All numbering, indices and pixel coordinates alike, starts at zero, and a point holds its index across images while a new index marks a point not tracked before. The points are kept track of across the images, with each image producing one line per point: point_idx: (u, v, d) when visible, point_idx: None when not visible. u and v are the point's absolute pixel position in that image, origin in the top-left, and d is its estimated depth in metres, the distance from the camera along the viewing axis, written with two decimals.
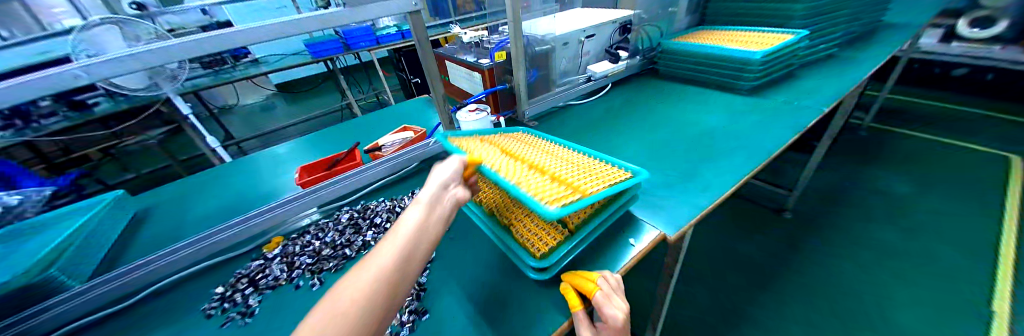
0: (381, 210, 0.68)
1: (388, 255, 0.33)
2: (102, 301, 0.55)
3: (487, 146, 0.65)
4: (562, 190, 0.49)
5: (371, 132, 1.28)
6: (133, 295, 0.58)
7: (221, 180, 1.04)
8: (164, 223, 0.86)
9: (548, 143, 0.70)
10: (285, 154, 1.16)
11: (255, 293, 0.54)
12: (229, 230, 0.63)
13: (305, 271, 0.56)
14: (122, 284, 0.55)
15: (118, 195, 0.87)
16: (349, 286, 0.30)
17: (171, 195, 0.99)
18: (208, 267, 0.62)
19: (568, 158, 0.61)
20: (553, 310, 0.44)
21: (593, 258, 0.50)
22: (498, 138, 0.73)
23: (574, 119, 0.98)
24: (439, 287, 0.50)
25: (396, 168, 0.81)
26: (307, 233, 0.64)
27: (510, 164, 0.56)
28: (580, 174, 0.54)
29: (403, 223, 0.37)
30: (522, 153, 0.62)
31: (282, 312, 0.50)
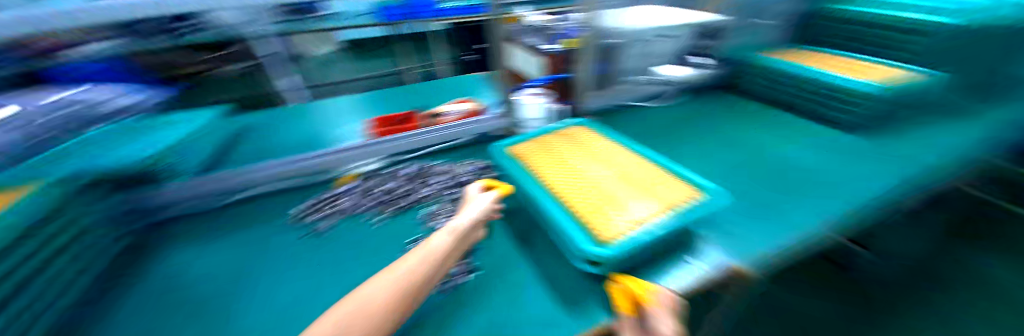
0: (441, 171, 0.72)
1: (411, 267, 0.41)
2: (217, 193, 0.67)
3: (540, 153, 0.65)
4: (618, 218, 0.46)
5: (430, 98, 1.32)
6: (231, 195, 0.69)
7: (300, 118, 1.15)
8: (253, 143, 0.98)
9: (604, 145, 0.67)
10: (357, 105, 1.26)
11: (326, 217, 0.61)
12: (312, 160, 0.72)
13: (369, 209, 0.62)
14: (220, 186, 0.67)
15: (219, 113, 1.00)
16: (374, 289, 0.37)
17: (260, 121, 1.12)
18: (288, 187, 0.72)
19: (623, 173, 0.57)
20: (599, 305, 0.43)
21: (646, 268, 0.49)
22: (555, 138, 0.72)
23: (640, 124, 0.96)
24: (493, 255, 0.53)
25: (458, 136, 0.84)
26: (374, 177, 0.71)
27: (561, 182, 0.55)
28: (636, 199, 0.50)
29: (432, 243, 0.45)
30: (575, 166, 0.60)
31: (345, 238, 0.56)
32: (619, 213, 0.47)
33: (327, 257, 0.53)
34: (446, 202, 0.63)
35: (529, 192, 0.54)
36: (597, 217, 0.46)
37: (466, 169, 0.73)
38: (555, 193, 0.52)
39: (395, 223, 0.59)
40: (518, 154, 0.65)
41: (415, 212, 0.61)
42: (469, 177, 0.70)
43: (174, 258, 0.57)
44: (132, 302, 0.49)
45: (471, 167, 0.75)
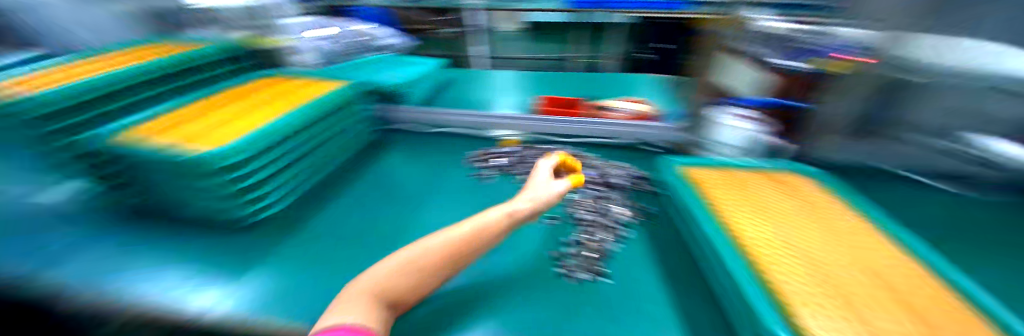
0: (592, 166, 0.68)
1: (457, 233, 0.41)
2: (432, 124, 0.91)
3: (728, 190, 0.53)
4: (834, 309, 0.31)
5: (611, 83, 1.14)
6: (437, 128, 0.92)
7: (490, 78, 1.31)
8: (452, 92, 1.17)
9: (835, 211, 0.48)
10: (537, 77, 1.32)
11: (489, 168, 0.75)
12: (493, 119, 0.86)
13: (521, 175, 0.71)
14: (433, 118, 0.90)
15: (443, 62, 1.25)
16: (427, 246, 0.39)
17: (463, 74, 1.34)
18: (471, 134, 0.89)
19: (862, 257, 0.39)
20: None
21: None
22: (756, 179, 0.56)
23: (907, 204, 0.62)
24: (625, 272, 0.46)
25: (619, 136, 0.79)
26: (534, 149, 0.79)
27: (749, 231, 0.43)
28: (878, 298, 0.33)
29: (482, 215, 0.45)
30: (775, 220, 0.46)
31: (495, 191, 0.68)
32: (839, 304, 0.32)
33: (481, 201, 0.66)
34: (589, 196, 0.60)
35: (701, 226, 0.45)
36: (792, 293, 0.33)
37: (621, 172, 0.65)
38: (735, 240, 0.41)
39: None
40: (699, 181, 0.55)
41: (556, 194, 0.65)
42: (622, 180, 0.63)
43: (392, 157, 0.83)
44: (362, 176, 0.75)
45: (627, 171, 0.65)
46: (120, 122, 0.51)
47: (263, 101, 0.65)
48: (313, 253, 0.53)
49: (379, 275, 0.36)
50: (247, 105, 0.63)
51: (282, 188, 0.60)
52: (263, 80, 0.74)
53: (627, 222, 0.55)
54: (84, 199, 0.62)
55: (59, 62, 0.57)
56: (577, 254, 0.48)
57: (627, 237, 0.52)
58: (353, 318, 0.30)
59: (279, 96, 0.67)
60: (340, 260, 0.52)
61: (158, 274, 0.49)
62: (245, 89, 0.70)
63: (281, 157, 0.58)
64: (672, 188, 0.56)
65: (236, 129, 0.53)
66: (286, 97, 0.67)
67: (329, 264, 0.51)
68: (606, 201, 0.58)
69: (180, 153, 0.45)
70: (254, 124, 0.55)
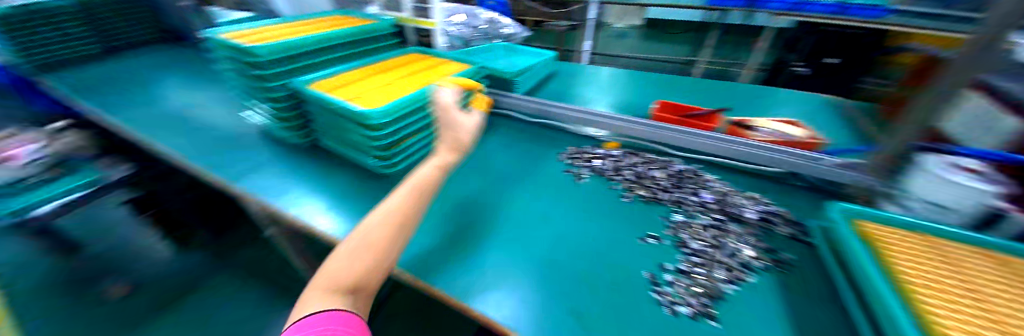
0: (710, 187, 0.58)
1: (389, 208, 0.44)
2: (533, 114, 0.92)
3: (931, 259, 0.40)
4: None
5: (747, 96, 0.96)
6: (538, 121, 0.93)
7: (598, 76, 1.24)
8: (556, 85, 1.15)
9: None
10: (651, 78, 1.19)
11: (585, 169, 0.70)
12: (597, 117, 0.81)
13: (620, 181, 0.64)
14: (538, 108, 0.91)
15: (548, 55, 1.16)
16: (371, 231, 0.41)
17: (570, 68, 1.30)
18: (570, 131, 0.86)
19: None
20: None
21: None
22: (983, 254, 0.41)
23: None
24: (742, 325, 0.38)
25: (754, 159, 0.63)
26: (638, 156, 0.70)
27: (962, 320, 0.32)
28: None
29: (411, 178, 0.48)
30: (1018, 316, 0.32)
31: (587, 194, 0.63)
32: None
33: (571, 203, 0.61)
34: (703, 224, 0.51)
35: (879, 290, 0.35)
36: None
37: (748, 204, 0.54)
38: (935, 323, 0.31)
39: (641, 207, 0.57)
40: (883, 241, 0.43)
41: (659, 211, 0.56)
42: (751, 214, 0.52)
43: (489, 141, 0.86)
44: (467, 152, 0.81)
45: (755, 204, 0.55)
46: (316, 76, 0.67)
47: (408, 73, 0.76)
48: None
49: (338, 264, 0.39)
50: (396, 74, 0.75)
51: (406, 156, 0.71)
52: (409, 54, 0.87)
53: (754, 266, 0.45)
54: (265, 135, 0.81)
55: (277, 26, 0.76)
56: (678, 285, 0.43)
57: (749, 283, 0.43)
58: (326, 305, 0.35)
59: (419, 70, 0.79)
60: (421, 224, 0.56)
61: (311, 201, 0.61)
62: (397, 60, 0.83)
63: (412, 124, 0.69)
64: (839, 239, 0.45)
65: (386, 94, 0.65)
66: (425, 72, 0.77)
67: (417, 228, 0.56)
68: (726, 234, 0.49)
69: (350, 107, 0.58)
70: (399, 93, 0.66)
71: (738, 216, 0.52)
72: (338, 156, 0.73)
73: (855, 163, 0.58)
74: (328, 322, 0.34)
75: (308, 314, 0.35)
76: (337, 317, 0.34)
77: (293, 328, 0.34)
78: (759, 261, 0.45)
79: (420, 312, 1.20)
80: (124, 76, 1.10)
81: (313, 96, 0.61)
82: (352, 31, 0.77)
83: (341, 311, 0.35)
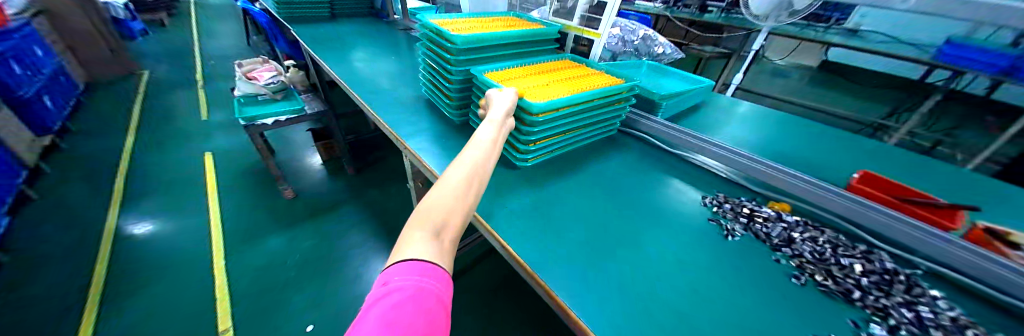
0: (935, 306, 0.45)
1: (463, 162, 0.49)
2: (676, 142, 0.84)
3: None
4: None
5: (989, 191, 0.72)
6: (677, 152, 0.84)
7: (755, 114, 1.08)
8: (704, 117, 1.04)
9: None
10: (829, 131, 0.98)
11: (744, 228, 0.61)
12: (765, 167, 0.70)
13: (794, 258, 0.54)
14: (687, 140, 0.81)
15: (704, 85, 1.05)
16: (453, 182, 0.46)
17: (720, 101, 1.16)
18: (721, 176, 0.76)
19: None
20: None
21: None
22: None
23: None
24: None
25: (1005, 283, 0.47)
26: (819, 231, 0.58)
27: None
28: None
29: (480, 136, 0.55)
30: None
31: (744, 257, 0.55)
32: None
33: (726, 260, 0.54)
34: None
35: None
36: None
37: None
38: None
39: (817, 299, 0.48)
40: None
41: (852, 314, 0.46)
42: None
43: (622, 163, 0.81)
44: (600, 167, 0.78)
45: None
46: (489, 68, 0.77)
47: (567, 76, 0.79)
48: (545, 220, 0.60)
49: (430, 205, 0.42)
50: (555, 76, 0.79)
51: (542, 156, 0.75)
52: (569, 61, 0.90)
53: None
54: (423, 104, 0.93)
55: (468, 19, 0.88)
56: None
57: None
58: (415, 255, 0.36)
59: (577, 75, 0.81)
60: (549, 233, 0.58)
61: None
62: (559, 66, 0.86)
63: (557, 127, 0.73)
64: None
65: (547, 94, 0.70)
66: (582, 78, 0.80)
67: (546, 234, 0.57)
68: None
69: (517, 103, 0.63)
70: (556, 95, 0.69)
71: None
72: None
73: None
74: (419, 276, 0.34)
75: (399, 260, 0.36)
76: (425, 269, 0.35)
77: (387, 271, 0.35)
78: None
79: (498, 297, 1.24)
80: (335, 35, 1.41)
81: (483, 83, 0.70)
82: (524, 35, 0.85)
83: (424, 262, 0.36)
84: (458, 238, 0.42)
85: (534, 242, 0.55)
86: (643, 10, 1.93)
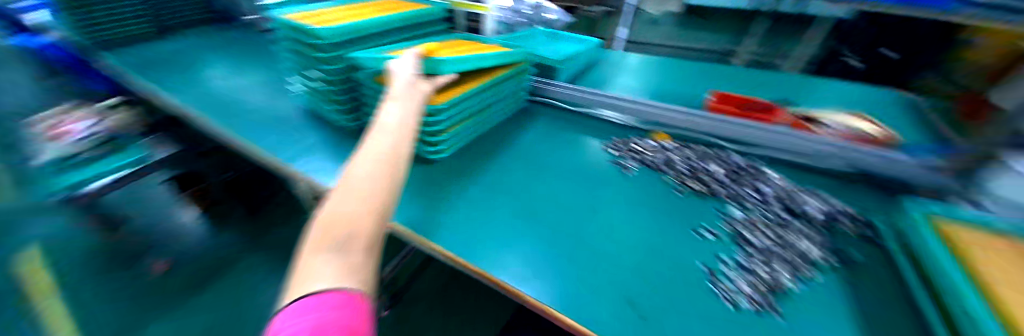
0: (772, 182, 0.57)
1: (367, 159, 0.44)
2: (574, 100, 0.89)
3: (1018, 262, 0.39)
4: None
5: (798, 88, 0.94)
6: (577, 109, 0.89)
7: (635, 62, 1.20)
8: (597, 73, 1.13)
9: None
10: (691, 65, 1.14)
11: (637, 162, 0.68)
12: (647, 107, 0.79)
13: (677, 175, 0.62)
14: (585, 98, 0.87)
15: (592, 43, 1.13)
16: (357, 184, 0.40)
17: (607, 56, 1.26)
18: (617, 123, 0.83)
19: None
20: None
21: None
22: None
23: None
24: (812, 307, 0.39)
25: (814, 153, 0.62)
26: (690, 149, 0.68)
27: None
28: None
29: (386, 120, 0.52)
30: None
31: (641, 186, 0.61)
32: None
33: (624, 192, 0.60)
34: (763, 219, 0.50)
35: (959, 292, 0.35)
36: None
37: (811, 201, 0.53)
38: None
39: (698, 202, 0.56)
40: (962, 241, 0.42)
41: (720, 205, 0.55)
42: (818, 213, 0.51)
43: (532, 131, 0.83)
44: (512, 140, 0.79)
45: (818, 200, 0.54)
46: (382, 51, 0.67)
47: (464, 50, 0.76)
48: (467, 199, 0.60)
49: (332, 216, 0.35)
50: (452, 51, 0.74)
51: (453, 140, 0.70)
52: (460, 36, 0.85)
53: (820, 263, 0.44)
54: (306, 119, 0.83)
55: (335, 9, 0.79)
56: (736, 275, 0.42)
57: (814, 280, 0.42)
58: (317, 287, 0.26)
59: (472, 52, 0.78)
60: (472, 210, 0.57)
61: None
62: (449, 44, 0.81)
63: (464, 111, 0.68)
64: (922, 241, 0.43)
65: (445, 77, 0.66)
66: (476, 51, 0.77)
67: (472, 209, 0.57)
68: (794, 231, 0.48)
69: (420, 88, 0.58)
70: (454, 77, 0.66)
71: (802, 211, 0.51)
72: None
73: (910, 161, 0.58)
74: (325, 310, 0.24)
75: (297, 298, 0.26)
76: (338, 299, 0.26)
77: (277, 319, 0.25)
78: (826, 260, 0.45)
79: (447, 295, 1.23)
80: (172, 56, 1.14)
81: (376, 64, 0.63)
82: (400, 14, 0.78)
83: (337, 292, 0.26)
84: (374, 250, 0.34)
85: (457, 223, 0.53)
86: None
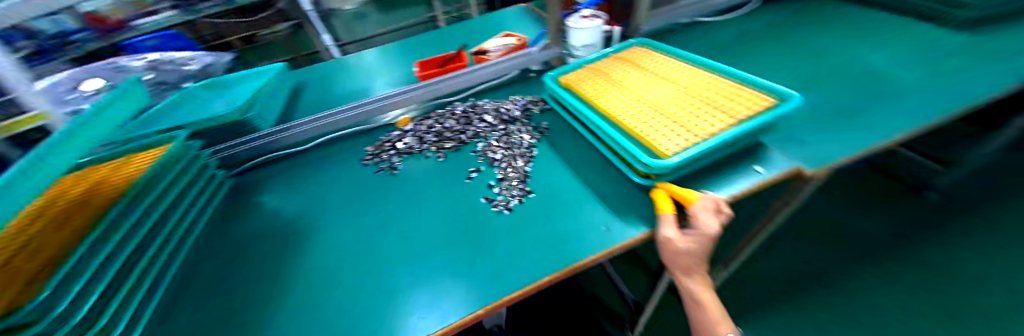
0: (487, 108, 0.70)
1: None
2: (288, 143, 0.70)
3: (593, 73, 0.62)
4: (684, 133, 0.44)
5: (473, 32, 1.15)
6: (292, 148, 0.71)
7: (339, 64, 1.10)
8: (308, 94, 0.96)
9: (661, 61, 0.61)
10: (393, 47, 1.15)
11: (396, 155, 0.65)
12: (373, 105, 0.74)
13: (431, 146, 0.66)
14: (302, 131, 0.71)
15: (278, 68, 0.93)
16: None
17: (308, 72, 1.07)
18: (355, 133, 0.73)
19: (685, 85, 0.53)
20: (637, 221, 0.43)
21: (701, 180, 0.44)
22: (606, 59, 0.67)
23: (695, 40, 0.80)
24: (544, 174, 0.54)
25: (498, 74, 0.77)
26: (428, 119, 0.72)
27: (620, 96, 0.54)
28: (700, 113, 0.47)
29: None
30: (632, 83, 0.57)
31: (410, 174, 0.61)
32: (682, 129, 0.45)
33: (396, 189, 0.58)
34: (497, 139, 0.63)
35: (589, 114, 0.53)
36: (647, 129, 0.46)
37: (512, 106, 0.69)
38: (612, 112, 0.51)
39: (458, 156, 0.63)
40: (566, 77, 0.63)
41: (471, 147, 0.64)
42: (518, 112, 0.67)
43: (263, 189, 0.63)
44: (224, 229, 0.55)
45: (515, 103, 0.70)
46: None
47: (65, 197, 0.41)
48: (221, 322, 0.41)
49: None
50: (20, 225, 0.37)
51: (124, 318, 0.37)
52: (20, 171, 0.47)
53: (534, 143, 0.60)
54: None
55: None
56: (505, 190, 0.53)
57: (536, 156, 0.58)
58: None
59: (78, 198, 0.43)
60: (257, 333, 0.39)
61: None
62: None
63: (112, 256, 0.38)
64: (551, 93, 0.63)
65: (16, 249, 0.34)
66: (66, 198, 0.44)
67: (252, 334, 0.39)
68: (514, 134, 0.63)
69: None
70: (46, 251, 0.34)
71: (513, 117, 0.67)
72: None
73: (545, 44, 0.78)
74: None
75: None
76: None
77: None
78: (535, 139, 0.61)
79: None
80: None
81: None
82: None
83: None
84: None
85: None
86: (139, 31, 1.38)
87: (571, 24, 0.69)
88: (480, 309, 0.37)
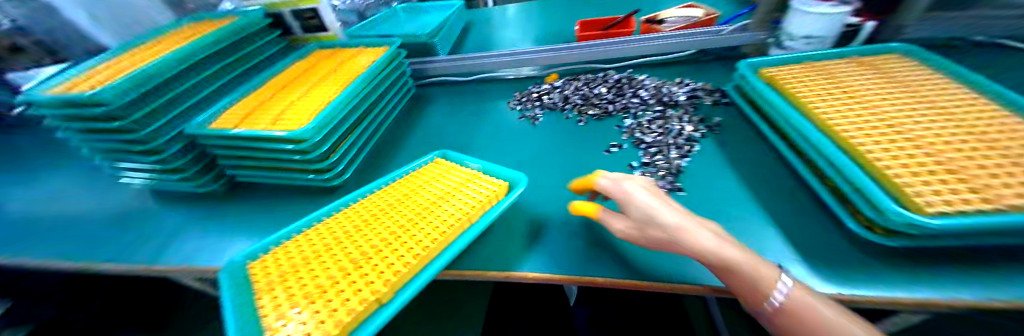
0: (647, 85, 0.64)
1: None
2: (458, 71, 0.82)
3: (814, 74, 0.50)
4: (952, 193, 0.31)
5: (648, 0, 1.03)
6: (469, 76, 0.84)
7: (505, 10, 1.15)
8: (475, 34, 1.04)
9: (934, 82, 0.46)
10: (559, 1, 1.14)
11: (540, 108, 0.68)
12: (533, 55, 0.75)
13: (575, 108, 0.65)
14: (467, 65, 0.80)
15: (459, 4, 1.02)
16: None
17: (478, 14, 1.16)
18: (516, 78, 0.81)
19: (969, 121, 0.39)
20: (827, 271, 0.33)
21: (950, 264, 0.32)
22: (842, 60, 0.53)
23: (991, 67, 0.55)
24: (704, 173, 0.47)
25: (672, 50, 0.69)
26: (577, 81, 0.71)
27: (849, 115, 0.42)
28: (991, 171, 0.33)
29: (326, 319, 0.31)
30: (876, 99, 0.44)
31: (554, 129, 0.62)
32: (951, 185, 0.32)
33: (538, 140, 0.61)
34: (649, 118, 0.57)
35: (798, 120, 0.42)
36: (896, 165, 0.35)
37: (677, 89, 0.62)
38: (837, 129, 0.39)
39: (600, 126, 0.60)
40: (773, 70, 0.51)
41: (615, 121, 0.60)
42: (683, 97, 0.60)
43: (432, 115, 0.76)
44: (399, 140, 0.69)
45: (680, 86, 0.63)
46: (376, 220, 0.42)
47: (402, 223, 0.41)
48: None
49: None
50: (366, 238, 0.39)
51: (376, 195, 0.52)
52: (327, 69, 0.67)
53: (696, 138, 0.52)
54: (148, 194, 0.65)
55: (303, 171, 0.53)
56: (649, 175, 0.48)
57: (696, 152, 0.50)
58: None
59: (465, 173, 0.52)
60: None
61: None
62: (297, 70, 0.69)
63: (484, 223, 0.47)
64: (744, 79, 0.54)
65: (313, 107, 0.55)
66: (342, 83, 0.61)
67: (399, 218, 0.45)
68: (670, 119, 0.56)
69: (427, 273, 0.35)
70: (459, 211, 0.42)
71: (675, 102, 0.59)
72: (261, 187, 0.61)
73: (744, 25, 0.65)
74: None
75: None
76: None
77: None
78: (698, 132, 0.53)
79: None
80: None
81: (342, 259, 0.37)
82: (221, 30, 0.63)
83: None
84: None
85: None
86: None
87: (799, 6, 0.54)
88: (599, 278, 0.36)
